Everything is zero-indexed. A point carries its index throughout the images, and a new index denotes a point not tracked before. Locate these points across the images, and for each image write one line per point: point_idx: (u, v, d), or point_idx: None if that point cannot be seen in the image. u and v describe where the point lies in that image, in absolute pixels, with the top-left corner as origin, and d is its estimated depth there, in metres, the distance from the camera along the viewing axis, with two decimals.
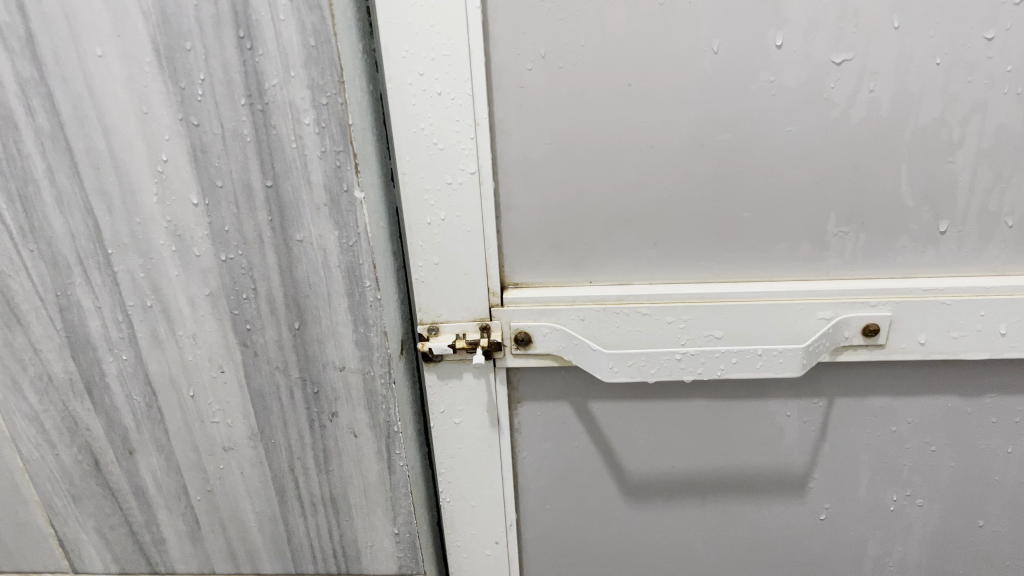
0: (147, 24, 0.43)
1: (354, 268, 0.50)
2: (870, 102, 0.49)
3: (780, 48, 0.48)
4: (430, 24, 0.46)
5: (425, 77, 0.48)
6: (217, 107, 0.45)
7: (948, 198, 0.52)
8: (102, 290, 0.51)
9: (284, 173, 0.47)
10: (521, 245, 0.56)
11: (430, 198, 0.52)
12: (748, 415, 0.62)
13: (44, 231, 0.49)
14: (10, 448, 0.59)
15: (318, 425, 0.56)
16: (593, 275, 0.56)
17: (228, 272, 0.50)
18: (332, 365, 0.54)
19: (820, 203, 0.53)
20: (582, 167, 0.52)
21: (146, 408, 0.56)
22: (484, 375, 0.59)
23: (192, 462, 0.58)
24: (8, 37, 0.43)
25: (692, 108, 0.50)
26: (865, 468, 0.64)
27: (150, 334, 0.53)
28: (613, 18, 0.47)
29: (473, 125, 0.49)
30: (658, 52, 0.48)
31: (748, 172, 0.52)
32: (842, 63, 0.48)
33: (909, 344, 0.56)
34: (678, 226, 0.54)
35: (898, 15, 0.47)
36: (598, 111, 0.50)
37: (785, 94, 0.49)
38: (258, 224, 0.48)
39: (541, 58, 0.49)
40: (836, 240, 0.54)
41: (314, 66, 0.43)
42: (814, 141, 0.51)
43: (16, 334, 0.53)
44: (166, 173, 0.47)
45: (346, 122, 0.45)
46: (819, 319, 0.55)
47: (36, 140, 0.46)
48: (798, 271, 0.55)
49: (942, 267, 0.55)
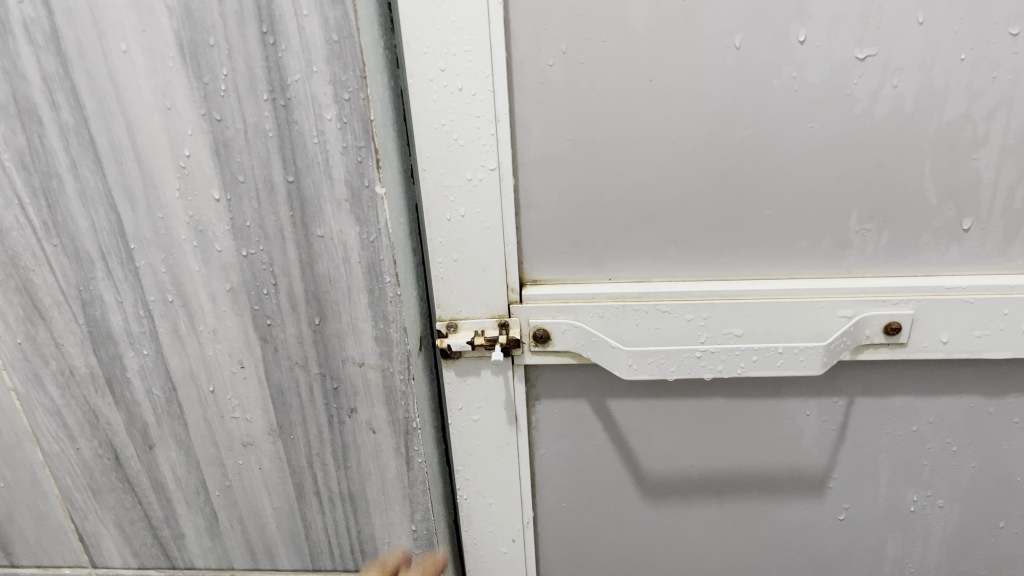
0: (171, 20, 0.43)
1: (374, 263, 0.50)
2: (893, 98, 0.49)
3: (802, 44, 0.48)
4: (452, 20, 0.46)
5: (446, 72, 0.48)
6: (240, 103, 0.45)
7: (971, 195, 0.52)
8: (124, 285, 0.52)
9: (306, 169, 0.47)
10: (541, 241, 0.56)
11: (450, 195, 0.52)
12: (768, 414, 0.61)
13: (67, 226, 0.50)
14: (31, 443, 0.59)
15: (337, 420, 0.56)
16: (612, 272, 0.56)
17: (249, 267, 0.50)
18: (351, 361, 0.54)
19: (841, 200, 0.53)
20: (602, 163, 0.52)
21: (166, 404, 0.56)
22: (502, 372, 0.59)
23: (211, 458, 0.59)
24: (33, 32, 0.44)
25: (714, 104, 0.50)
26: (885, 468, 0.63)
27: (171, 330, 0.53)
28: (635, 13, 0.47)
29: (493, 121, 0.49)
30: (680, 47, 0.48)
31: (770, 169, 0.52)
32: (865, 58, 0.48)
33: (931, 343, 0.55)
34: (698, 224, 0.54)
35: (923, 10, 0.46)
36: (619, 106, 0.50)
37: (808, 90, 0.49)
38: (280, 220, 0.49)
39: (562, 54, 0.49)
40: (858, 238, 0.54)
41: (337, 61, 0.43)
42: (836, 137, 0.50)
43: (38, 329, 0.54)
44: (188, 168, 0.47)
45: (368, 118, 0.45)
46: (841, 317, 0.55)
47: (60, 136, 0.47)
48: (819, 268, 0.55)
49: (965, 265, 0.54)
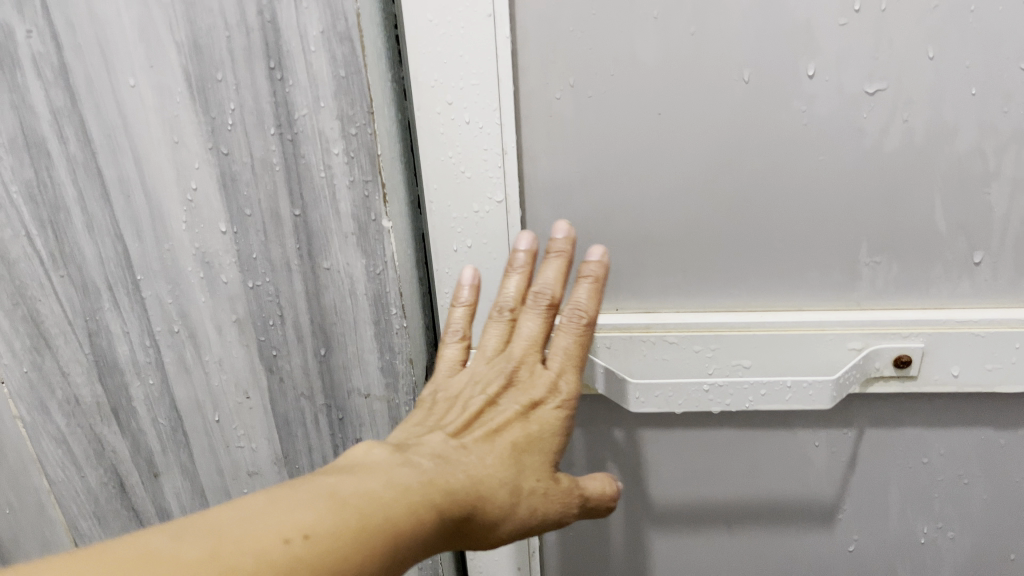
0: (179, 54, 0.43)
1: (380, 295, 0.49)
2: (904, 131, 0.48)
3: (811, 78, 0.47)
4: (460, 55, 0.46)
5: (454, 106, 0.47)
6: (247, 137, 0.45)
7: (983, 229, 0.51)
8: (130, 315, 0.52)
9: (313, 202, 0.47)
10: (548, 271, 0.56)
11: (457, 226, 0.52)
12: (776, 445, 0.61)
13: (75, 257, 0.50)
14: (37, 469, 0.59)
15: (343, 450, 0.56)
16: (619, 302, 0.56)
17: (255, 298, 0.50)
18: (357, 392, 0.54)
19: (851, 232, 0.52)
20: (610, 194, 0.52)
21: (171, 432, 0.56)
22: None
23: (217, 486, 0.59)
24: (42, 67, 0.44)
25: (724, 138, 0.49)
26: (895, 499, 0.63)
27: (177, 359, 0.53)
28: (643, 47, 0.47)
29: (500, 154, 0.49)
30: (689, 80, 0.48)
31: (779, 202, 0.51)
32: (876, 92, 0.47)
33: (942, 376, 0.55)
34: (706, 255, 0.54)
35: (934, 45, 0.46)
36: (627, 138, 0.50)
37: (817, 123, 0.49)
38: (286, 252, 0.48)
39: (570, 88, 0.49)
40: (868, 270, 0.53)
41: (344, 97, 0.43)
42: (845, 170, 0.50)
43: (44, 358, 0.54)
44: (196, 201, 0.47)
45: (375, 152, 0.45)
46: (849, 349, 0.55)
47: (68, 168, 0.47)
48: (829, 299, 0.55)
49: (976, 298, 0.54)
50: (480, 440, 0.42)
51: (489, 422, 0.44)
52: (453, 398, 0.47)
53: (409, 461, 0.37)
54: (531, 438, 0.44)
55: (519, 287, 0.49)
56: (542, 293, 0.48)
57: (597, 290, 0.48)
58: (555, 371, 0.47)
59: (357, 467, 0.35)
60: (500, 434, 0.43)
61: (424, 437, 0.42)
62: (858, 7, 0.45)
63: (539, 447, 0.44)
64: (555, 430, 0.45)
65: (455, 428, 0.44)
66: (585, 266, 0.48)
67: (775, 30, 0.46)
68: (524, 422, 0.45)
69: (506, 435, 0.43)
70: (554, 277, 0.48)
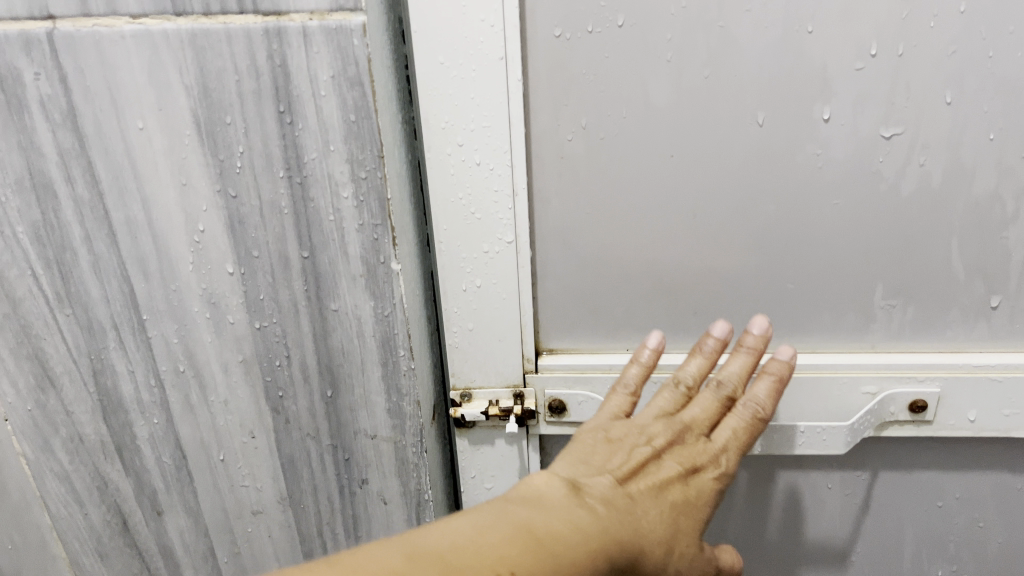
0: (188, 98, 0.43)
1: (388, 337, 0.49)
2: (920, 175, 0.48)
3: (827, 121, 0.47)
4: (472, 97, 0.45)
5: (464, 147, 0.47)
6: (255, 179, 0.45)
7: (1001, 273, 0.50)
8: (136, 355, 0.51)
9: (322, 245, 0.46)
10: (558, 310, 0.55)
11: (466, 267, 0.51)
12: (788, 486, 0.60)
13: (80, 296, 0.49)
14: (40, 506, 0.58)
15: (348, 491, 0.55)
16: (630, 342, 0.56)
17: (262, 339, 0.50)
18: (364, 433, 0.53)
19: (867, 275, 0.51)
20: (623, 235, 0.51)
21: (176, 471, 0.56)
22: (517, 442, 0.57)
23: (221, 524, 0.58)
24: (50, 109, 0.43)
25: (737, 180, 0.49)
26: (909, 542, 0.62)
27: (183, 399, 0.53)
28: (657, 90, 0.47)
29: (511, 195, 0.48)
30: (703, 123, 0.47)
31: (793, 244, 0.51)
32: (892, 136, 0.47)
33: (958, 421, 0.54)
34: (720, 296, 0.53)
35: (951, 90, 0.45)
36: (641, 179, 0.49)
37: (833, 166, 0.48)
38: (294, 294, 0.48)
39: (582, 129, 0.48)
40: (882, 312, 0.53)
41: (354, 141, 0.43)
42: (861, 213, 0.49)
43: (48, 396, 0.53)
44: (203, 243, 0.47)
45: (385, 196, 0.44)
46: (864, 394, 0.53)
47: (74, 209, 0.46)
48: (843, 342, 0.54)
49: (993, 342, 0.53)
50: (644, 493, 0.41)
51: (653, 474, 0.42)
52: (618, 441, 0.44)
53: (580, 507, 0.37)
54: (689, 503, 0.42)
55: (700, 364, 0.48)
56: (723, 384, 0.47)
57: (776, 388, 0.46)
58: (718, 443, 0.45)
59: (539, 504, 0.36)
60: (663, 492, 0.41)
61: (589, 478, 0.41)
62: (874, 52, 0.44)
63: (695, 515, 0.42)
64: (710, 503, 0.43)
65: (620, 472, 0.42)
66: (769, 363, 0.47)
67: (790, 73, 0.45)
68: (684, 485, 0.43)
69: (667, 496, 0.41)
70: (740, 369, 0.47)
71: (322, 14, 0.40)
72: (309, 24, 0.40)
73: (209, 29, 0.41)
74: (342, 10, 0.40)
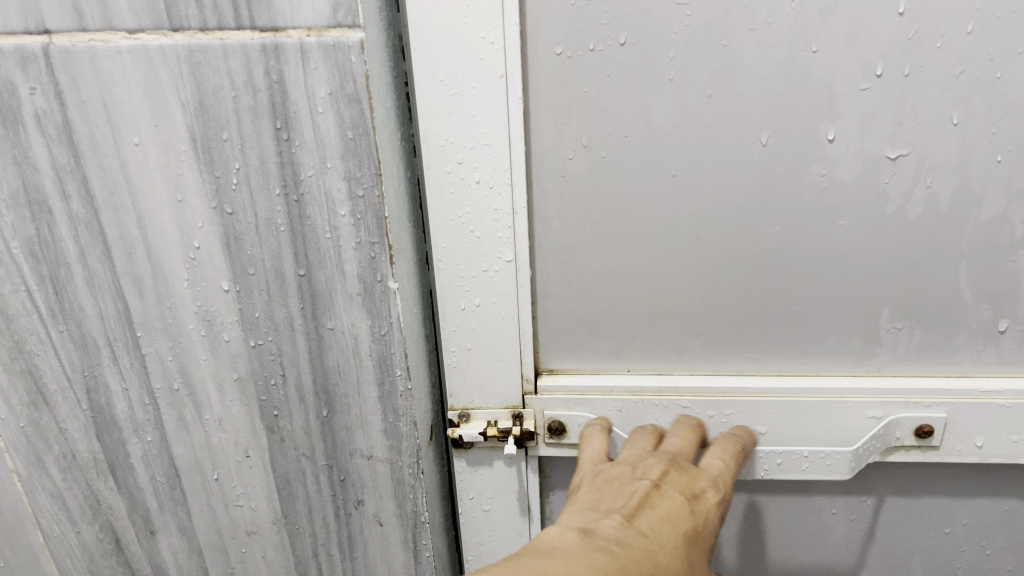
0: (185, 114, 0.42)
1: (385, 356, 0.48)
2: (927, 198, 0.47)
3: (832, 141, 0.46)
4: (471, 114, 0.45)
5: (464, 165, 0.46)
6: (252, 197, 0.44)
7: (1010, 297, 0.49)
8: (130, 372, 0.50)
9: (318, 262, 0.46)
10: (560, 332, 0.54)
11: (465, 285, 0.50)
12: (792, 511, 0.59)
13: (74, 313, 0.49)
14: (32, 525, 0.57)
15: (343, 511, 0.54)
16: (632, 364, 0.55)
17: (257, 357, 0.49)
18: (359, 453, 0.52)
19: (872, 298, 0.50)
20: (624, 255, 0.51)
21: (169, 490, 0.55)
22: (516, 463, 0.56)
23: (214, 544, 0.57)
24: (45, 124, 0.43)
25: (741, 200, 0.48)
26: (915, 568, 0.60)
27: (177, 417, 0.52)
28: (658, 108, 0.46)
29: (511, 214, 0.48)
30: (705, 142, 0.47)
31: (800, 266, 0.50)
32: (898, 158, 0.46)
33: (965, 447, 0.53)
34: (724, 318, 0.52)
35: (959, 111, 0.44)
36: (642, 199, 0.49)
37: (837, 188, 0.47)
38: (290, 311, 0.47)
39: (583, 147, 0.48)
40: (889, 336, 0.52)
41: (351, 158, 0.42)
42: (867, 234, 0.48)
43: (41, 414, 0.52)
44: (198, 260, 0.46)
45: (382, 214, 0.44)
46: (869, 418, 0.52)
47: (69, 225, 0.46)
48: (848, 366, 0.53)
49: (1002, 366, 0.52)
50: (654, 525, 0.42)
51: (658, 508, 0.43)
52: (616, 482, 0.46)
53: (596, 552, 0.39)
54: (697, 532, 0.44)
55: (686, 436, 0.50)
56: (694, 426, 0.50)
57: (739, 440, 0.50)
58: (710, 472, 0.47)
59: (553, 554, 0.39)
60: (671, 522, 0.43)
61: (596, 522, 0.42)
62: (880, 72, 0.44)
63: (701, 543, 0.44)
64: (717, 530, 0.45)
65: (626, 510, 0.43)
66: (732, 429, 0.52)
67: (797, 92, 0.45)
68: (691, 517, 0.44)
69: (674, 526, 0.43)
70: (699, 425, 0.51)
71: (320, 31, 0.40)
72: (307, 40, 0.40)
73: (206, 44, 0.40)
74: (340, 26, 0.39)
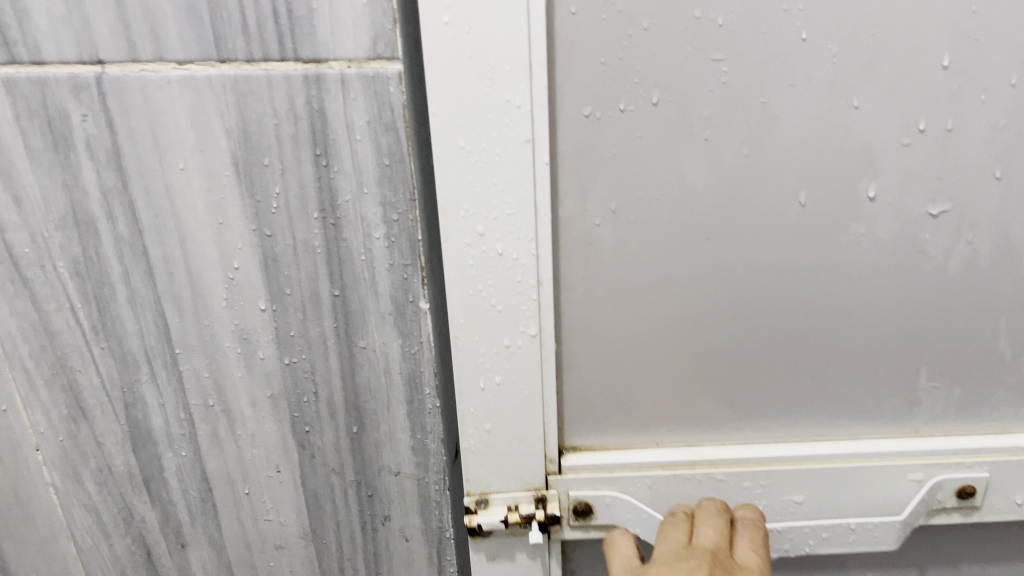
0: (229, 140, 0.44)
1: (414, 374, 0.50)
2: (966, 254, 0.50)
3: (871, 200, 0.48)
4: (495, 183, 0.44)
5: (485, 237, 0.45)
6: (290, 220, 0.46)
7: None
8: (167, 388, 0.52)
9: (352, 284, 0.47)
10: (578, 396, 0.55)
11: (485, 361, 0.49)
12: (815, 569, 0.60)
13: (115, 329, 0.50)
14: (66, 537, 0.59)
15: (370, 527, 0.56)
16: (660, 436, 0.56)
17: (290, 375, 0.51)
18: (388, 470, 0.53)
19: (905, 355, 0.53)
20: (654, 323, 0.52)
21: (201, 504, 0.56)
22: (538, 555, 0.55)
23: (243, 558, 0.58)
24: (96, 148, 0.45)
25: (772, 265, 0.50)
26: None
27: (211, 432, 0.53)
28: (692, 172, 0.47)
29: (536, 284, 0.47)
30: (740, 207, 0.48)
31: (834, 328, 0.52)
32: (938, 215, 0.49)
33: (1006, 505, 0.56)
34: (751, 378, 0.54)
35: (1000, 167, 0.48)
36: (678, 267, 0.50)
37: (874, 247, 0.50)
38: (323, 331, 0.49)
39: (611, 213, 0.48)
40: (926, 393, 0.55)
41: (387, 184, 0.44)
42: (901, 295, 0.51)
43: (81, 428, 0.54)
44: (236, 280, 0.48)
45: (415, 237, 0.46)
46: (910, 481, 0.55)
47: (114, 245, 0.48)
48: (886, 424, 0.56)
49: None
50: None
51: None
52: None
53: None
54: None
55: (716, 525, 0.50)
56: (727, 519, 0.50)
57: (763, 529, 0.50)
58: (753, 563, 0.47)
59: None
60: None
61: None
62: (921, 127, 0.46)
63: None
64: None
65: None
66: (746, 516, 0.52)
67: (820, 159, 0.47)
68: None
69: None
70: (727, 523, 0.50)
71: (360, 62, 0.41)
72: (348, 71, 0.42)
73: (251, 74, 0.42)
74: (379, 58, 0.41)
